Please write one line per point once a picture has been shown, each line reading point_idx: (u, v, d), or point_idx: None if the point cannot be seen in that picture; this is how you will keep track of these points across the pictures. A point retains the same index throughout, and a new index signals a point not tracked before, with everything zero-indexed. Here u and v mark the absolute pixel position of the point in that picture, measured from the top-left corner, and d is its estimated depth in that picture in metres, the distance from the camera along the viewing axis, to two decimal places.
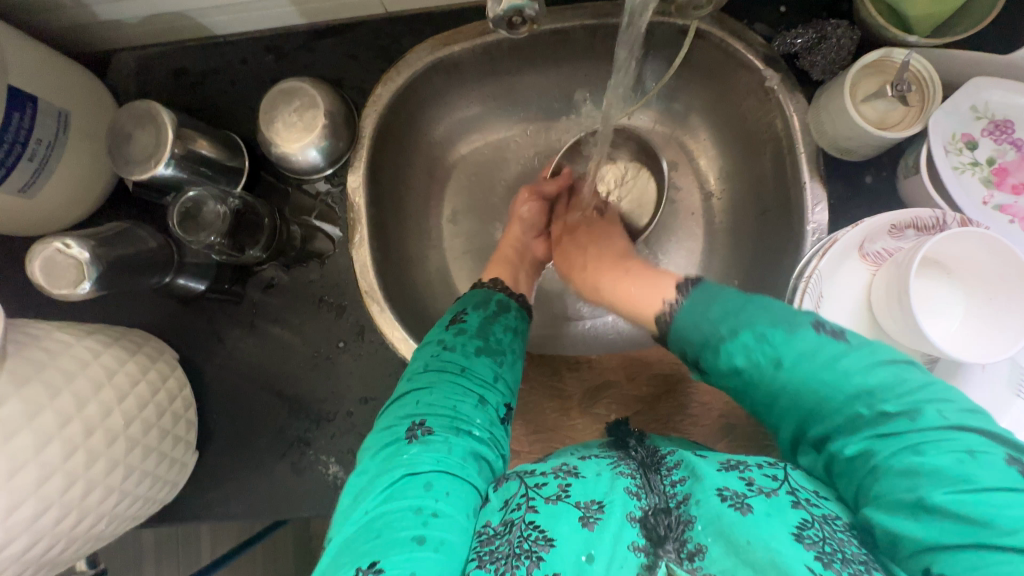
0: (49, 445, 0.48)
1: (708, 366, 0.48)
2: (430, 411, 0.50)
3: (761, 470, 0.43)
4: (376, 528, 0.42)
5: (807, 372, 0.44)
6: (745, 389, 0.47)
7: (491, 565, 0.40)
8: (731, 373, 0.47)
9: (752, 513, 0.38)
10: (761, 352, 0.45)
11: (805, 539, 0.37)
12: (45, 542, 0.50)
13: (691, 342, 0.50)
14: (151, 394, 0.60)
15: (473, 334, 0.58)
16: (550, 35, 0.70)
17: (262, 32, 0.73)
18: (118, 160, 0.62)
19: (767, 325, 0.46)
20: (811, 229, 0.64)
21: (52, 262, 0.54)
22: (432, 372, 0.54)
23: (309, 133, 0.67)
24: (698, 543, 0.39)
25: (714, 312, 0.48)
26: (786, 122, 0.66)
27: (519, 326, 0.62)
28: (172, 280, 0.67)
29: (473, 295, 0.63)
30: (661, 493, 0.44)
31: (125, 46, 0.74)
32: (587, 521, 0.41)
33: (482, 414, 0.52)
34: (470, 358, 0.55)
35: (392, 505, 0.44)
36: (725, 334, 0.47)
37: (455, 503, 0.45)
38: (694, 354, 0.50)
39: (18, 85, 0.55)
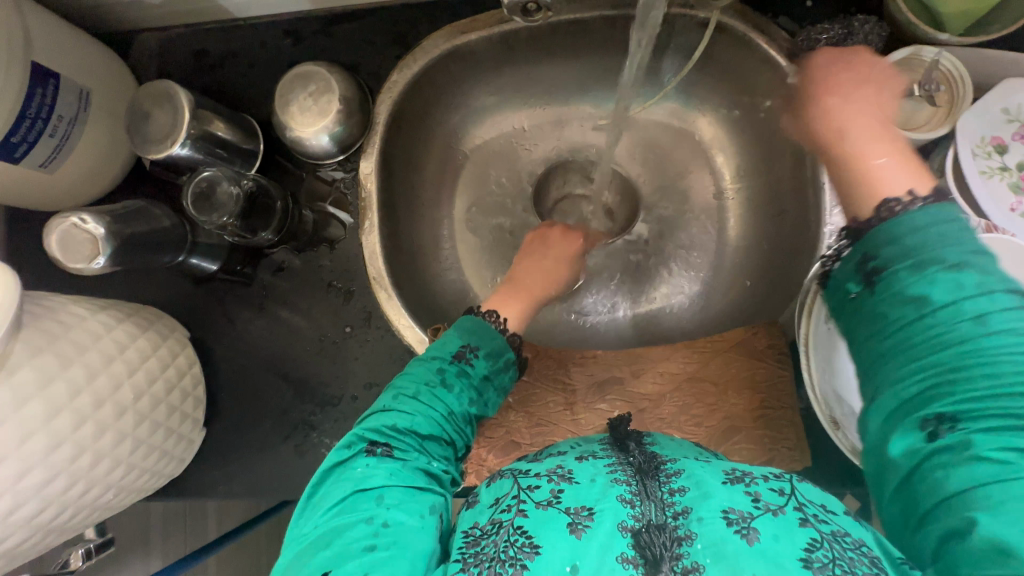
0: (59, 415, 0.49)
1: (899, 280, 0.39)
2: (399, 434, 0.49)
3: (767, 484, 0.42)
4: (325, 542, 0.42)
5: (999, 350, 0.36)
6: (908, 324, 0.38)
7: (474, 568, 0.40)
8: (912, 301, 0.38)
9: (758, 541, 0.37)
10: (976, 298, 0.37)
11: (813, 564, 0.36)
12: (54, 508, 0.51)
13: (896, 244, 0.39)
14: (160, 369, 0.61)
15: (473, 385, 0.54)
16: (568, 25, 0.69)
17: (281, 16, 0.74)
18: (136, 139, 0.63)
19: (998, 276, 0.37)
20: (828, 231, 0.62)
21: (69, 236, 0.56)
22: (418, 402, 0.51)
23: (323, 117, 0.67)
24: (696, 560, 0.37)
25: (935, 235, 0.38)
26: (807, 120, 0.64)
27: (511, 387, 0.59)
28: (185, 260, 0.68)
29: (490, 337, 0.57)
30: (658, 500, 0.42)
31: (150, 27, 0.75)
32: (575, 528, 0.40)
33: (443, 453, 0.52)
34: (457, 404, 0.53)
35: (348, 519, 0.43)
36: (949, 261, 0.38)
37: (409, 508, 0.45)
38: (878, 266, 0.40)
39: (42, 61, 0.56)
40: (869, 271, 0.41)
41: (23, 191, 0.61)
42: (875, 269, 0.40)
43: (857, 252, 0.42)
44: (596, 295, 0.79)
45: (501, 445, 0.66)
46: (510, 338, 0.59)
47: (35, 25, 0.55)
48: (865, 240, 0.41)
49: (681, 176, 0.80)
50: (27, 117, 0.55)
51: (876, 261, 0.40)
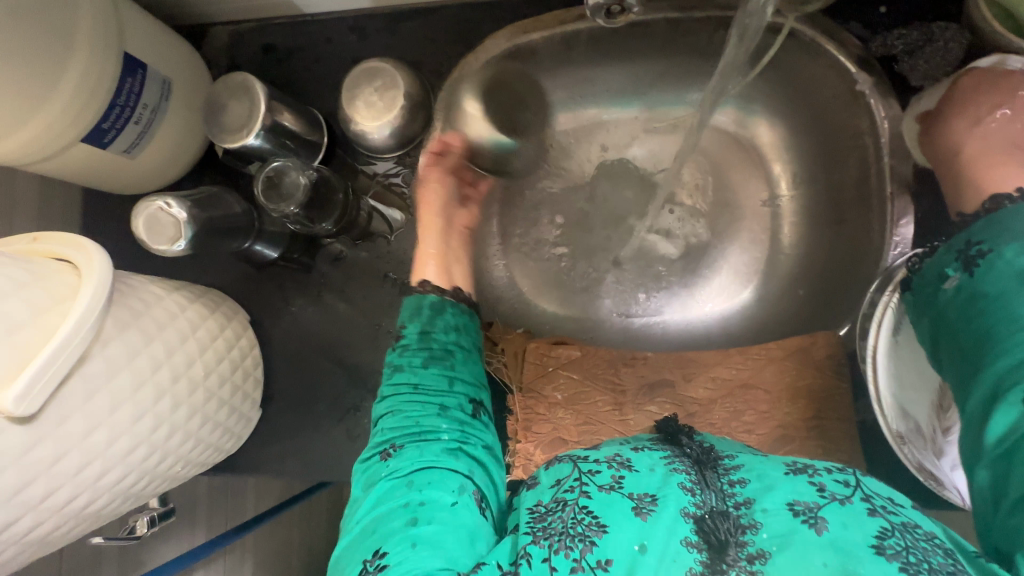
0: (143, 388, 0.52)
1: (1004, 259, 0.44)
2: (398, 429, 0.50)
3: (832, 475, 0.41)
4: (370, 529, 0.44)
5: None
6: (1012, 292, 0.42)
7: (545, 541, 0.40)
8: (1020, 272, 0.42)
9: (828, 530, 0.36)
10: None
11: (885, 551, 0.35)
12: (133, 476, 0.54)
13: (1009, 232, 0.45)
14: (226, 350, 0.64)
15: (421, 348, 0.55)
16: (632, 26, 0.69)
17: (347, 12, 0.76)
18: (213, 129, 0.66)
19: None
20: (895, 242, 0.62)
21: (155, 218, 0.59)
22: (389, 400, 0.53)
23: (388, 112, 0.68)
24: (761, 548, 0.37)
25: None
26: (875, 128, 0.63)
27: (460, 321, 0.59)
28: (251, 246, 0.71)
29: (412, 303, 0.60)
30: (719, 490, 0.42)
31: (221, 20, 0.77)
32: (640, 511, 0.40)
33: (448, 420, 0.51)
34: (419, 373, 0.53)
35: (385, 509, 0.45)
36: None
37: (442, 485, 0.46)
38: (986, 247, 0.45)
39: (133, 52, 0.58)
40: (973, 255, 0.46)
41: (107, 174, 0.64)
42: (980, 252, 0.46)
43: (965, 238, 0.47)
44: (643, 297, 0.79)
45: (549, 441, 0.67)
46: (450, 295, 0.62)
47: (128, 18, 0.58)
48: (975, 229, 0.47)
49: (735, 181, 0.79)
50: (116, 105, 0.58)
51: (981, 245, 0.46)
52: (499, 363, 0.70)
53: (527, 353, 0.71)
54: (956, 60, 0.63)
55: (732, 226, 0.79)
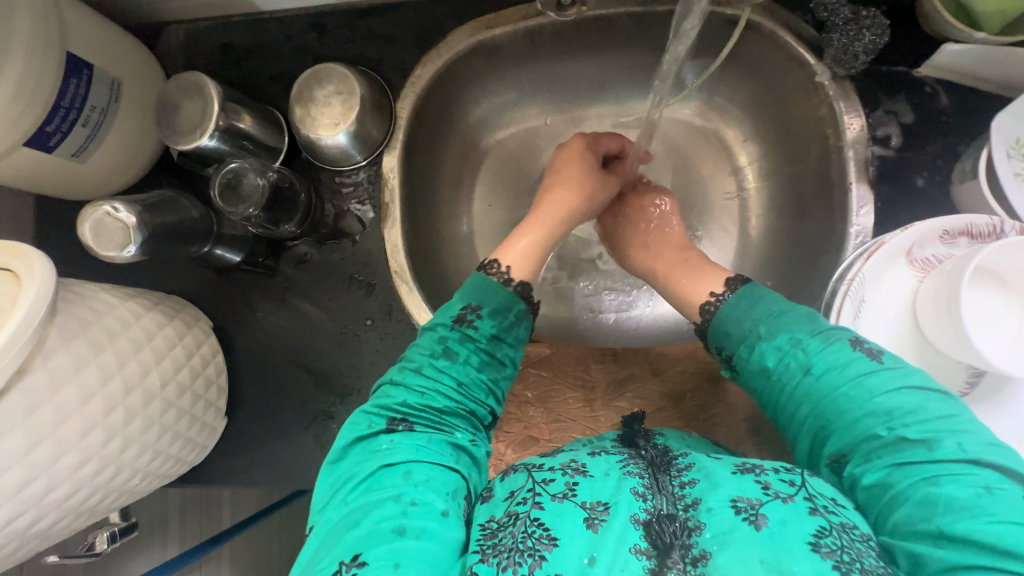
0: (93, 400, 0.50)
1: (743, 359, 0.50)
2: (416, 412, 0.49)
3: (778, 474, 0.42)
4: (355, 521, 0.42)
5: (835, 386, 0.45)
6: (767, 388, 0.49)
7: (494, 559, 0.40)
8: (759, 372, 0.49)
9: (767, 526, 0.37)
10: (793, 356, 0.47)
11: (822, 548, 0.36)
12: (86, 490, 0.52)
13: (729, 336, 0.52)
14: (186, 358, 0.62)
15: (481, 347, 0.52)
16: (594, 21, 0.68)
17: (306, 9, 0.74)
18: (166, 130, 0.64)
19: (806, 334, 0.48)
20: (854, 232, 0.62)
21: (101, 225, 0.57)
22: (424, 379, 0.50)
23: (346, 99, 0.67)
24: (704, 548, 0.38)
25: (759, 310, 0.50)
26: (834, 120, 0.63)
27: (527, 339, 0.57)
28: (211, 251, 0.69)
29: (481, 286, 0.55)
30: (670, 494, 0.43)
31: (176, 19, 0.75)
32: (592, 522, 0.40)
33: (463, 423, 0.50)
34: (467, 375, 0.51)
35: (374, 499, 0.43)
36: (793, 339, 0.48)
37: (436, 487, 0.44)
38: (729, 349, 0.52)
39: (76, 52, 0.56)
40: (727, 357, 0.52)
41: (54, 179, 0.61)
42: (729, 355, 0.52)
43: (716, 345, 0.53)
44: (616, 292, 0.79)
45: (520, 440, 0.66)
46: (519, 289, 0.56)
47: (72, 17, 0.56)
48: (713, 334, 0.53)
49: (703, 174, 0.80)
50: (61, 107, 0.55)
51: (725, 349, 0.52)
52: None
53: None
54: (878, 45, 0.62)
55: (700, 219, 0.79)
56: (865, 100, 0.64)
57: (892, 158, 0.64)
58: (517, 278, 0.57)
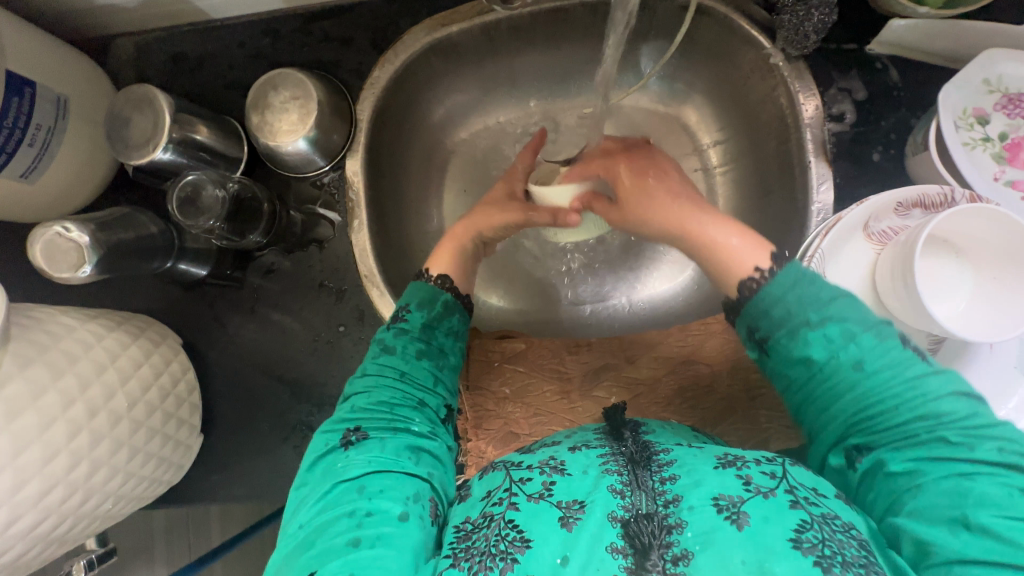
0: (54, 426, 0.49)
1: (781, 345, 0.46)
2: (366, 416, 0.49)
3: (759, 467, 0.43)
4: (310, 539, 0.42)
5: (880, 382, 0.42)
6: (804, 380, 0.45)
7: (465, 563, 0.40)
8: (799, 362, 0.45)
9: (748, 525, 0.38)
10: (842, 349, 0.44)
11: (803, 545, 0.37)
12: (54, 518, 0.51)
13: (769, 316, 0.47)
14: (154, 377, 0.61)
15: (416, 337, 0.55)
16: (548, 13, 0.69)
17: (258, 15, 0.73)
18: (117, 145, 0.62)
19: (857, 326, 0.44)
20: (816, 209, 0.63)
21: (53, 245, 0.55)
22: (370, 377, 0.53)
23: (302, 89, 0.66)
24: (686, 548, 0.38)
25: (809, 294, 0.46)
26: (790, 100, 0.64)
27: (463, 329, 0.60)
28: (173, 265, 0.68)
29: (418, 290, 0.59)
30: (649, 490, 0.43)
31: (125, 32, 0.74)
32: (566, 522, 0.41)
33: (420, 415, 0.51)
34: (409, 362, 0.54)
35: (328, 515, 0.43)
36: (843, 330, 0.44)
37: (392, 494, 0.44)
38: (766, 330, 0.47)
39: (16, 70, 0.54)
40: (760, 339, 0.48)
41: (3, 203, 0.59)
42: (763, 338, 0.47)
43: (746, 323, 0.49)
44: (589, 282, 0.79)
45: (500, 437, 0.66)
46: (437, 282, 0.60)
47: (8, 33, 0.54)
48: (745, 312, 0.48)
49: None
50: (4, 128, 0.53)
51: (760, 330, 0.47)
52: None
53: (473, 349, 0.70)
54: (829, 23, 0.62)
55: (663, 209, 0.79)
56: (819, 79, 0.65)
57: (847, 134, 0.65)
58: (437, 274, 0.62)
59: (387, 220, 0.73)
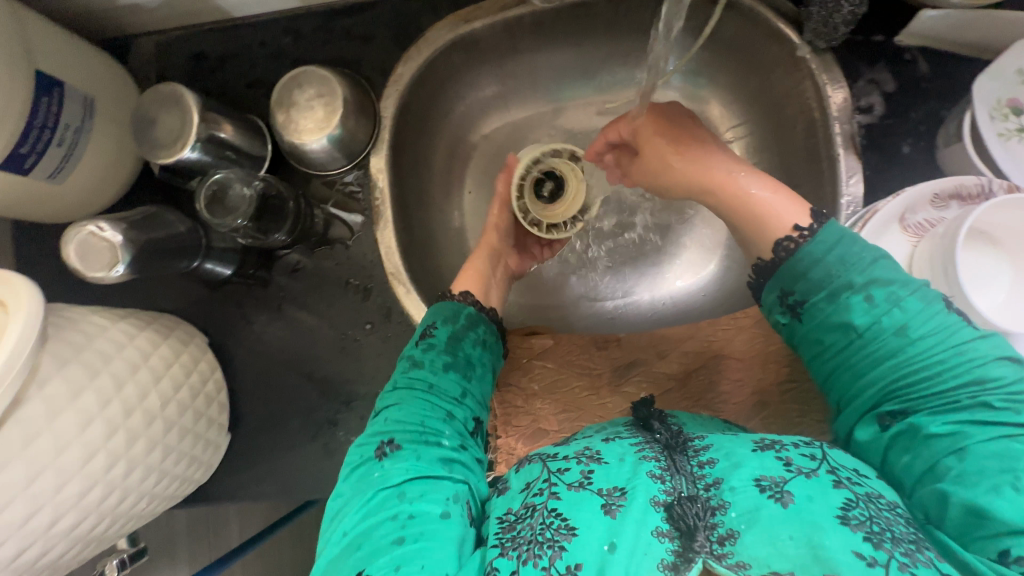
0: (92, 425, 0.49)
1: (819, 309, 0.46)
2: (397, 428, 0.50)
3: (798, 449, 0.42)
4: (356, 542, 0.43)
5: (924, 348, 0.42)
6: (842, 345, 0.45)
7: (513, 551, 0.40)
8: (837, 327, 0.45)
9: (793, 503, 0.38)
10: (885, 315, 0.43)
11: (851, 521, 0.36)
12: (93, 518, 0.51)
13: (807, 278, 0.46)
14: (184, 376, 0.60)
15: (442, 351, 0.56)
16: (572, 8, 0.68)
17: (279, 14, 0.73)
18: (144, 144, 0.62)
19: (902, 290, 0.44)
20: (845, 202, 0.62)
21: (86, 245, 0.54)
22: (399, 391, 0.53)
23: (327, 83, 0.66)
24: (731, 528, 0.38)
25: (851, 258, 0.45)
26: (818, 93, 0.64)
27: (489, 339, 0.60)
28: (200, 265, 0.68)
29: (442, 308, 0.59)
30: (689, 474, 0.43)
31: (147, 32, 0.73)
32: (609, 508, 0.40)
33: (450, 426, 0.52)
34: (436, 374, 0.54)
35: (369, 522, 0.44)
36: (886, 294, 0.44)
37: (433, 497, 0.45)
38: (802, 294, 0.47)
39: (45, 69, 0.54)
40: (793, 304, 0.47)
41: (31, 204, 0.59)
42: (798, 302, 0.47)
43: (779, 288, 0.48)
44: (613, 279, 0.79)
45: (530, 433, 0.66)
46: (461, 298, 0.61)
47: (37, 33, 0.54)
48: (781, 275, 0.48)
49: None
50: (34, 128, 0.53)
51: (794, 294, 0.47)
52: None
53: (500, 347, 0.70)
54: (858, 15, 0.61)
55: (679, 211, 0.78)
56: (847, 72, 0.65)
57: (877, 127, 0.65)
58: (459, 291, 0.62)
59: (412, 217, 0.73)
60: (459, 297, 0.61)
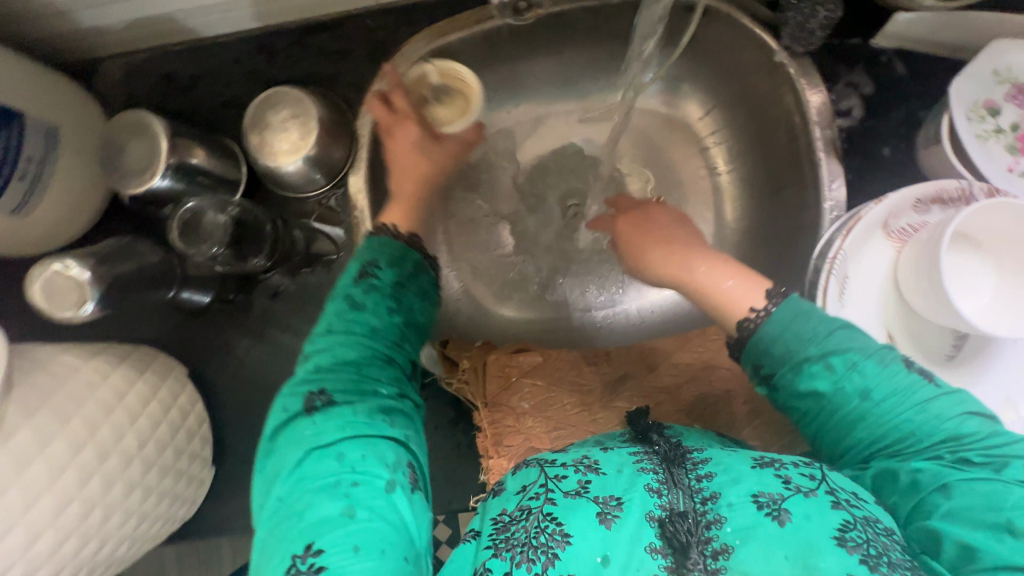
0: (65, 473, 0.47)
1: (785, 382, 0.44)
2: (330, 376, 0.45)
3: (798, 469, 0.41)
4: (297, 511, 0.39)
5: (893, 410, 0.41)
6: (814, 413, 0.43)
7: (507, 553, 0.39)
8: (806, 396, 0.43)
9: (791, 521, 0.37)
10: (848, 380, 0.42)
11: (847, 543, 0.36)
12: (70, 568, 0.49)
13: (769, 353, 0.45)
14: (163, 412, 0.59)
15: (386, 295, 0.50)
16: (549, 19, 0.67)
17: (251, 31, 0.71)
18: (113, 175, 0.61)
19: (860, 354, 0.43)
20: (829, 207, 0.61)
21: (52, 284, 0.53)
22: (334, 334, 0.47)
23: (299, 105, 0.65)
24: (725, 542, 0.37)
25: (806, 330, 0.44)
26: (797, 97, 0.63)
27: (432, 290, 0.55)
28: (177, 294, 0.66)
29: (385, 246, 0.53)
30: (686, 487, 0.42)
31: (111, 54, 0.71)
32: (604, 518, 0.40)
33: (390, 374, 0.47)
34: (380, 318, 0.49)
35: (310, 489, 0.40)
36: (847, 360, 0.42)
37: (375, 461, 0.42)
38: (765, 368, 0.45)
39: (3, 102, 0.52)
40: (760, 376, 0.46)
41: None
42: (767, 374, 0.45)
43: (745, 360, 0.47)
44: (600, 289, 0.78)
45: (522, 453, 0.64)
46: (407, 239, 0.55)
47: None
48: (744, 349, 0.46)
49: (675, 161, 0.80)
50: None
51: (762, 367, 0.45)
52: (460, 382, 0.69)
53: (488, 366, 0.68)
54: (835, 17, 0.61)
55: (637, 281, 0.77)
56: (825, 75, 0.65)
57: (857, 129, 0.65)
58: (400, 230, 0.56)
59: None
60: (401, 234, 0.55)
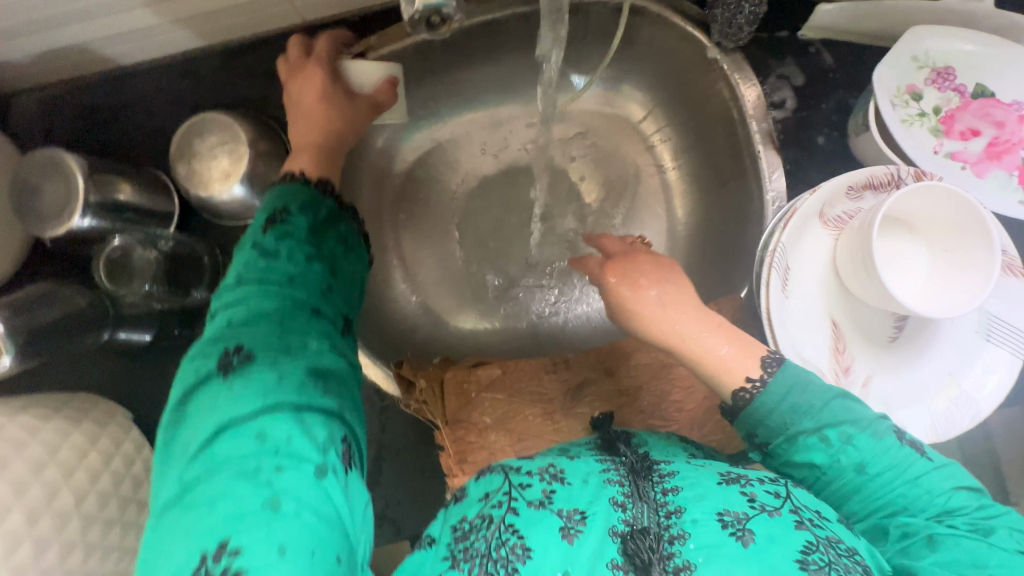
0: None
1: (781, 451, 0.44)
2: (245, 331, 0.41)
3: (763, 487, 0.41)
4: (207, 500, 0.34)
5: (886, 484, 0.41)
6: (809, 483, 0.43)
7: (465, 565, 0.38)
8: (802, 466, 0.43)
9: (754, 543, 0.36)
10: (842, 453, 0.42)
11: (809, 566, 0.35)
12: None
13: (765, 424, 0.45)
14: (104, 464, 0.56)
15: (302, 241, 0.48)
16: (482, 28, 0.67)
17: (171, 57, 0.68)
18: (28, 218, 0.57)
19: (853, 427, 0.43)
20: (771, 197, 0.62)
21: None
22: (248, 284, 0.44)
23: (226, 132, 0.62)
24: (687, 559, 0.36)
25: (802, 402, 0.44)
26: (732, 91, 0.64)
27: (352, 239, 0.53)
28: (113, 336, 0.64)
29: (297, 193, 0.51)
30: (651, 501, 0.41)
31: (24, 88, 0.67)
32: (567, 533, 0.38)
33: (317, 331, 0.44)
34: (297, 266, 0.46)
35: (223, 476, 0.35)
36: (841, 433, 0.43)
37: (303, 441, 0.37)
38: (761, 436, 0.46)
39: None
40: (757, 443, 0.46)
41: None
42: (762, 442, 0.46)
43: (742, 428, 0.47)
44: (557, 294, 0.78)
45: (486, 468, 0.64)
46: (319, 186, 0.53)
47: None
48: (741, 417, 0.46)
49: (623, 161, 0.80)
50: None
51: (757, 435, 0.46)
52: (419, 403, 0.67)
53: (446, 383, 0.67)
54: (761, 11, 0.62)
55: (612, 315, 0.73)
56: (757, 68, 0.66)
57: (792, 120, 0.66)
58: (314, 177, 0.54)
59: None
60: (313, 183, 0.53)
